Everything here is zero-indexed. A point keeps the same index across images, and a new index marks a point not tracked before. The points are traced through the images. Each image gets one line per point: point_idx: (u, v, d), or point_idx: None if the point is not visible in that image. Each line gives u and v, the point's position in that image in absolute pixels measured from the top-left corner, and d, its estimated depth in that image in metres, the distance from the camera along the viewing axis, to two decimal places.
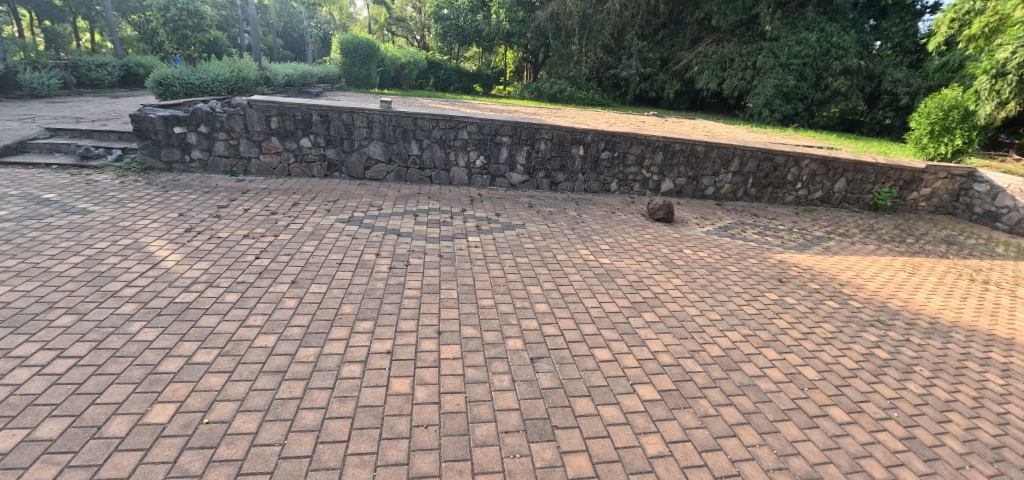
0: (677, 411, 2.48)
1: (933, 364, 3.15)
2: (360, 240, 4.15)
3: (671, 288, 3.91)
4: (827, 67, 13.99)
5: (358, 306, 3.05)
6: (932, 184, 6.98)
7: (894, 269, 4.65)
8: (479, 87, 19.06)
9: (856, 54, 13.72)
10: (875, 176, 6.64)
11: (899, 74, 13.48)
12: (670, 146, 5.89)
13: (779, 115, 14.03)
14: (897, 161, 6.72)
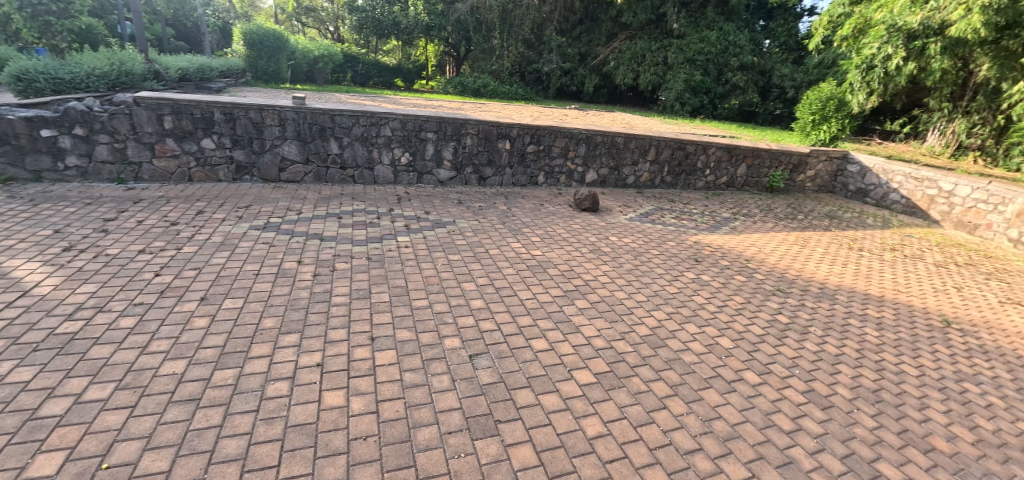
0: (613, 392, 2.60)
1: (822, 323, 3.60)
2: (279, 247, 3.83)
3: (601, 274, 4.06)
4: (726, 63, 15.50)
5: (281, 319, 2.79)
6: (815, 167, 7.97)
7: (788, 243, 5.23)
8: (400, 81, 18.84)
9: (750, 51, 15.25)
10: (770, 161, 7.44)
11: (785, 69, 15.10)
12: (592, 138, 6.12)
13: (688, 108, 15.43)
14: (787, 146, 7.61)
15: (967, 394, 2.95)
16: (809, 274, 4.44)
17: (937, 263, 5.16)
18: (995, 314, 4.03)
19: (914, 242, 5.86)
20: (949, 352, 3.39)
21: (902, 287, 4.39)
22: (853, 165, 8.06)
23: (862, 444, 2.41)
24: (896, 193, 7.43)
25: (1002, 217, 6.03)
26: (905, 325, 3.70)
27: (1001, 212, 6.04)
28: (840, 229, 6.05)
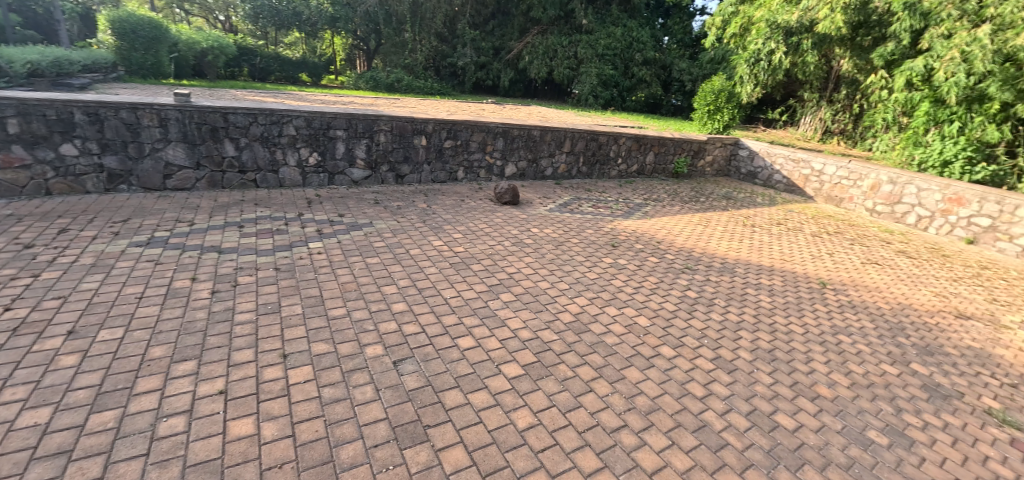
0: (541, 381, 2.58)
1: (725, 294, 3.93)
2: (167, 265, 3.30)
3: (524, 266, 4.06)
4: (631, 58, 16.44)
5: (174, 347, 2.38)
6: (712, 153, 8.75)
7: (693, 224, 5.65)
8: (308, 77, 16.82)
9: (651, 47, 16.42)
10: (674, 149, 8.04)
11: (683, 64, 16.46)
12: (509, 132, 6.15)
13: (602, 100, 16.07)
14: (687, 135, 8.29)
15: (841, 345, 3.40)
16: (712, 250, 4.83)
17: (813, 233, 5.91)
18: (858, 271, 4.76)
19: (794, 216, 6.66)
20: (825, 308, 3.90)
21: (787, 256, 4.97)
22: (743, 150, 8.97)
23: (763, 401, 2.67)
24: (779, 174, 8.40)
25: (860, 191, 7.17)
26: (791, 289, 4.17)
27: (859, 187, 7.17)
28: (735, 208, 6.69)
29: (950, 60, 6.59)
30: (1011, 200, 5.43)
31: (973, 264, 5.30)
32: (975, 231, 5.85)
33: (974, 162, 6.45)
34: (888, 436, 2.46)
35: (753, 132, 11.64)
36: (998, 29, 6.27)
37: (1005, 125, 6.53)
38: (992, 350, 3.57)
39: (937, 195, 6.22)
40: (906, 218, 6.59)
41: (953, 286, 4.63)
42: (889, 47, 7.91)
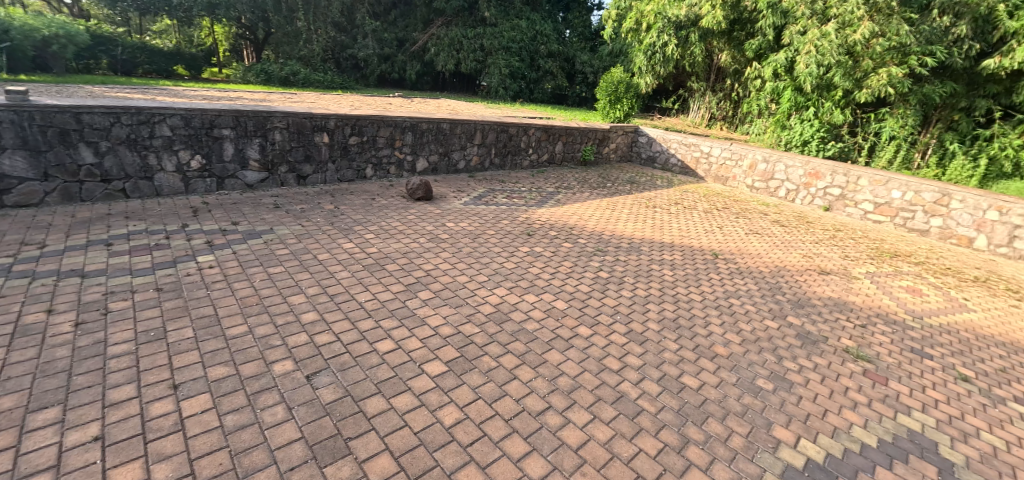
0: (465, 375, 2.55)
1: (633, 272, 4.21)
2: (9, 296, 2.63)
3: (441, 262, 3.98)
4: (536, 50, 16.94)
5: (26, 393, 1.91)
6: (615, 140, 9.30)
7: (602, 208, 5.97)
8: (183, 70, 14.84)
9: (554, 40, 17.09)
10: (581, 138, 8.43)
11: (585, 56, 17.28)
12: (417, 126, 5.98)
13: (512, 92, 16.44)
14: (592, 124, 8.72)
15: (733, 307, 3.84)
16: (619, 232, 5.13)
17: (706, 210, 6.56)
18: (742, 241, 5.39)
19: (689, 195, 7.34)
20: (717, 276, 4.36)
21: (685, 232, 5.47)
22: (642, 137, 9.68)
23: (671, 366, 2.91)
24: (674, 157, 9.17)
25: (741, 170, 8.18)
26: (689, 262, 4.58)
27: (741, 167, 8.17)
28: (638, 192, 7.20)
29: (806, 53, 7.55)
30: (856, 172, 6.74)
31: (829, 227, 6.35)
32: (829, 199, 7.14)
33: (824, 140, 8.07)
34: (773, 384, 2.86)
35: (650, 120, 12.60)
36: (840, 26, 7.14)
37: (843, 109, 8.02)
38: (845, 297, 4.29)
39: (800, 170, 7.42)
40: (778, 192, 7.73)
41: (814, 246, 5.50)
42: (756, 41, 9.04)
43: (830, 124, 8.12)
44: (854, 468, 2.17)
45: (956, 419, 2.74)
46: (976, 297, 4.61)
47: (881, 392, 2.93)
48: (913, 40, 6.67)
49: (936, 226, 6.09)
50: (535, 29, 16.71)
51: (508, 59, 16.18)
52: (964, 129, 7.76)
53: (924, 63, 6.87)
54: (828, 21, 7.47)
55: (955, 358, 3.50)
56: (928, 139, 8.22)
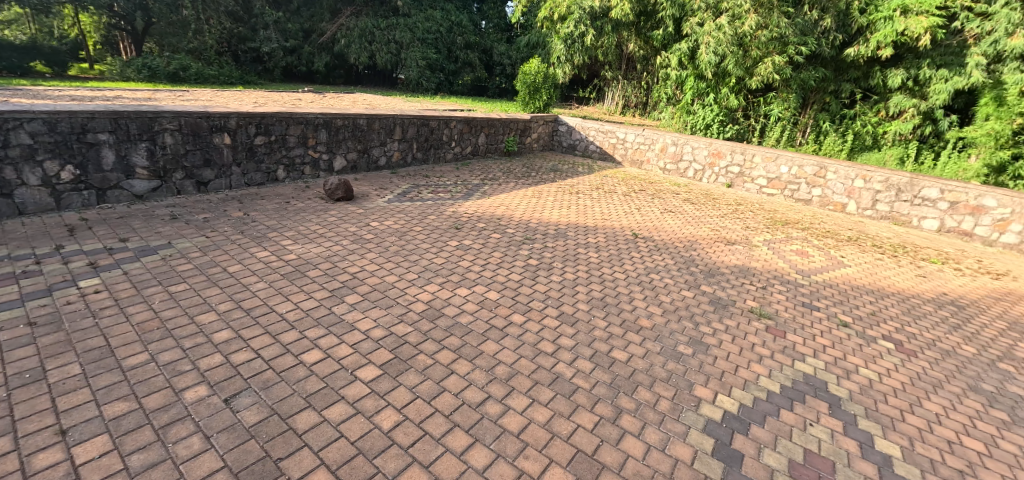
0: (401, 376, 2.48)
1: (561, 257, 4.36)
2: None
3: (367, 263, 3.82)
4: (453, 41, 16.70)
5: None
6: (537, 130, 9.53)
7: (528, 197, 6.10)
8: (41, 67, 12.60)
9: (471, 31, 16.95)
10: (503, 129, 8.53)
11: (502, 47, 17.33)
12: (331, 123, 5.66)
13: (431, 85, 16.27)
14: (513, 115, 8.84)
15: (653, 281, 4.13)
16: (546, 219, 5.28)
17: (624, 193, 6.93)
18: (658, 220, 5.78)
19: (608, 180, 7.71)
20: (638, 254, 4.65)
21: (606, 215, 5.74)
22: (562, 126, 9.99)
23: (601, 342, 3.07)
24: (593, 144, 9.59)
25: (654, 153, 8.77)
26: (612, 244, 4.83)
27: (653, 150, 8.74)
28: (562, 179, 7.43)
29: (706, 42, 8.08)
30: (751, 151, 7.57)
31: (732, 202, 7.03)
32: (731, 176, 7.93)
33: (722, 124, 8.95)
34: (693, 348, 3.13)
35: (570, 109, 13.04)
36: (731, 19, 7.73)
37: (737, 94, 8.81)
38: (748, 264, 4.77)
39: (705, 151, 8.14)
40: (687, 172, 8.40)
41: (719, 220, 6.05)
42: (661, 33, 9.57)
43: (727, 108, 8.85)
44: (762, 414, 2.48)
45: (840, 360, 3.21)
46: (850, 254, 5.36)
47: (781, 344, 3.33)
48: (790, 32, 7.59)
49: (816, 195, 7.07)
50: (450, 19, 16.42)
51: (425, 51, 15.80)
52: (834, 108, 8.94)
53: (799, 52, 7.85)
54: (720, 14, 8.02)
55: (836, 307, 4.08)
56: (808, 119, 9.31)
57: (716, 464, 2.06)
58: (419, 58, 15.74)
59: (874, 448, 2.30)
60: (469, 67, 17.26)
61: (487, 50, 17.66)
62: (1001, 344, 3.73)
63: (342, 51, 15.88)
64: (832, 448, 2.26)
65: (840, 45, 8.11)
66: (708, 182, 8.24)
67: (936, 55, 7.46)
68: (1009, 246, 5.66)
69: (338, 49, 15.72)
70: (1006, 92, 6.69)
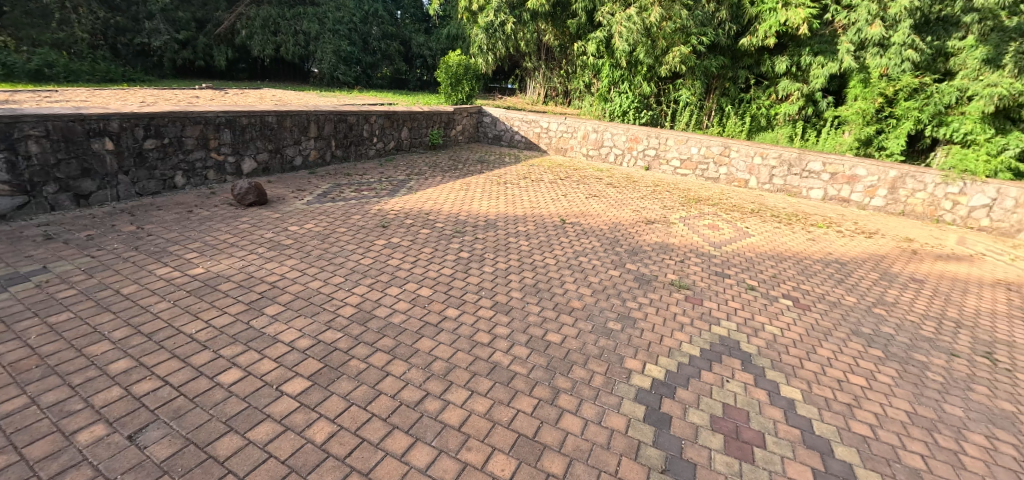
0: (333, 385, 2.32)
1: (493, 248, 4.40)
2: None
3: (287, 271, 3.55)
4: (368, 32, 16.00)
5: None
6: (461, 122, 9.47)
7: (456, 190, 6.10)
8: None
9: (386, 21, 16.36)
10: (426, 122, 8.40)
11: (420, 38, 16.89)
12: (235, 121, 5.21)
13: (348, 79, 15.43)
14: (436, 107, 8.69)
15: (581, 263, 4.31)
16: (475, 211, 5.31)
17: (551, 181, 7.15)
18: (583, 205, 6.04)
19: (535, 169, 7.91)
20: (566, 239, 4.83)
21: (534, 203, 5.89)
22: (487, 117, 10.02)
23: (535, 328, 3.13)
24: (518, 134, 9.72)
25: (576, 141, 9.11)
26: (542, 231, 4.97)
27: (576, 138, 9.09)
28: (489, 171, 7.47)
29: (618, 34, 8.52)
30: (665, 135, 8.19)
31: (651, 183, 7.54)
32: (648, 160, 8.52)
33: (638, 110, 9.63)
34: (622, 323, 3.31)
35: (494, 100, 13.12)
36: (639, 10, 8.20)
37: (649, 81, 9.44)
38: (667, 241, 5.13)
39: (623, 137, 8.64)
40: (608, 157, 8.87)
41: (639, 201, 6.44)
42: (575, 22, 10.12)
43: (641, 95, 9.53)
44: (686, 378, 2.70)
45: (749, 320, 3.57)
46: (754, 224, 5.96)
47: (699, 311, 3.64)
48: (691, 23, 8.13)
49: (723, 174, 7.89)
50: (363, 9, 15.78)
51: (338, 41, 14.93)
52: (732, 92, 9.65)
53: (700, 41, 8.45)
54: (628, 6, 8.52)
55: (744, 273, 4.52)
56: (712, 104, 9.97)
57: (648, 429, 2.21)
58: (329, 48, 14.67)
59: (779, 395, 2.62)
60: (388, 60, 16.76)
61: (405, 41, 17.15)
62: (874, 292, 4.38)
63: (243, 43, 14.47)
64: (746, 400, 2.54)
65: (735, 35, 8.82)
66: (628, 166, 8.76)
67: (814, 44, 8.26)
68: (876, 209, 6.89)
69: (239, 42, 14.33)
70: (871, 75, 7.91)
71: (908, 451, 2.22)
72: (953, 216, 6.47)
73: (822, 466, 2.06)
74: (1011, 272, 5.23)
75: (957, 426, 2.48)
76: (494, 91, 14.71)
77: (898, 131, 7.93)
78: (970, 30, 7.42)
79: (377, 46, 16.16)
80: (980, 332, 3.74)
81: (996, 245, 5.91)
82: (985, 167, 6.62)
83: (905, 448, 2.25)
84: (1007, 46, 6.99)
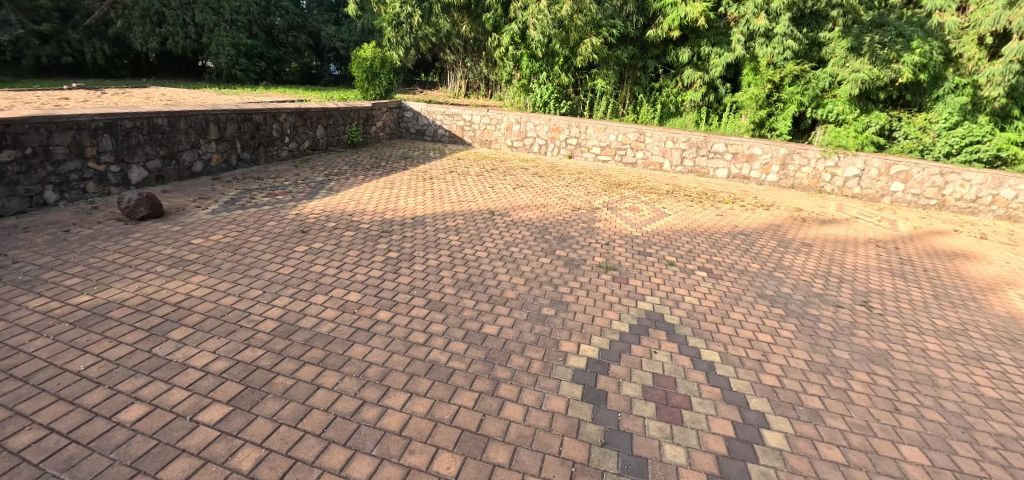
0: (257, 407, 2.07)
1: (422, 246, 4.32)
2: None
3: (192, 288, 3.13)
4: (271, 24, 14.83)
5: None
6: (381, 118, 9.17)
7: (379, 188, 5.92)
8: None
9: (291, 12, 15.22)
10: (343, 119, 8.02)
11: (331, 30, 15.90)
12: (119, 124, 4.57)
13: (252, 75, 14.20)
14: (352, 104, 8.31)
15: (512, 253, 4.39)
16: (403, 209, 5.23)
17: (477, 174, 7.15)
18: (511, 196, 6.15)
19: (461, 163, 7.87)
20: (496, 231, 4.89)
21: (462, 196, 5.92)
22: (408, 112, 9.78)
23: (471, 321, 3.09)
24: (441, 128, 9.60)
25: (500, 133, 9.21)
26: (471, 224, 5.00)
27: (500, 130, 9.19)
28: (414, 167, 7.32)
29: (533, 25, 8.85)
30: (584, 124, 8.55)
31: (574, 171, 7.87)
32: (570, 148, 8.86)
33: (558, 100, 9.91)
34: (555, 308, 3.41)
35: (414, 94, 12.83)
36: (551, 3, 8.55)
37: (566, 72, 9.79)
38: (592, 225, 5.38)
39: (546, 127, 8.87)
40: (533, 147, 9.08)
41: (565, 189, 6.69)
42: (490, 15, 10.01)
43: (559, 85, 9.78)
44: (618, 354, 2.86)
45: (671, 293, 3.87)
46: (669, 205, 6.43)
47: (625, 290, 3.87)
48: (599, 14, 8.54)
49: (639, 158, 8.41)
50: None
51: (238, 33, 13.53)
52: (644, 81, 10.22)
53: (610, 33, 8.91)
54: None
55: (663, 250, 4.87)
56: (626, 92, 10.35)
57: (587, 407, 2.31)
58: (226, 40, 13.18)
59: (700, 359, 2.88)
60: (296, 53, 15.83)
61: (313, 33, 16.18)
62: (773, 257, 4.93)
63: (120, 35, 12.95)
64: (672, 367, 2.75)
65: (642, 26, 9.42)
66: (552, 155, 9.05)
67: (711, 35, 8.99)
68: (772, 184, 7.80)
69: (115, 34, 12.76)
70: (761, 64, 8.74)
71: (808, 394, 2.57)
72: (832, 186, 7.53)
73: (740, 418, 2.32)
74: (878, 230, 6.14)
75: (844, 367, 2.90)
76: (413, 84, 14.31)
77: (786, 113, 8.91)
78: (837, 22, 8.43)
79: (284, 39, 15.24)
80: (857, 284, 4.37)
81: (866, 209, 6.92)
82: (855, 143, 7.73)
83: (805, 392, 2.60)
84: (864, 36, 8.11)
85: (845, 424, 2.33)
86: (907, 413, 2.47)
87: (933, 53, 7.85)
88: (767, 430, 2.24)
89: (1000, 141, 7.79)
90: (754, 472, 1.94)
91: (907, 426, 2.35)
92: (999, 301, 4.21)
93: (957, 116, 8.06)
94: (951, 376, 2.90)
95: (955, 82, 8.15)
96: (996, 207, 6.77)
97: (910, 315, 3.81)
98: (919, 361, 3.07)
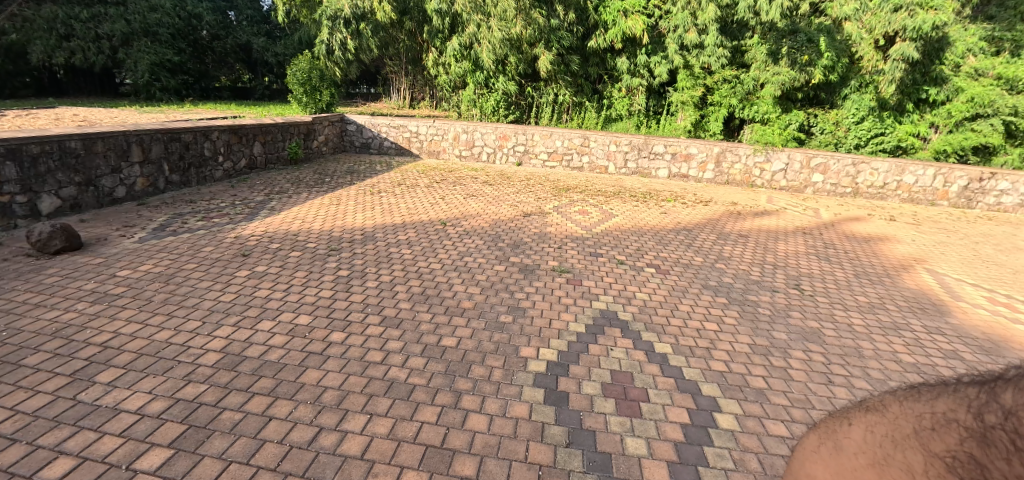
0: (203, 446, 1.97)
1: (374, 261, 4.24)
2: None
3: (123, 324, 2.91)
4: (198, 38, 13.84)
5: None
6: (322, 132, 8.88)
7: (326, 205, 5.76)
8: None
9: (221, 25, 14.21)
10: (282, 135, 7.73)
11: (262, 41, 14.91)
12: (24, 148, 4.15)
13: (177, 90, 13.25)
14: (291, 118, 7.99)
15: (467, 263, 4.40)
16: (351, 225, 5.11)
17: (426, 185, 7.12)
18: (462, 205, 6.22)
19: (409, 174, 7.80)
20: (448, 242, 4.89)
21: (413, 209, 5.87)
22: (351, 125, 9.52)
23: (430, 335, 3.08)
24: (387, 140, 9.45)
25: (448, 143, 9.24)
26: (423, 236, 4.99)
27: (447, 140, 9.22)
28: (360, 181, 7.17)
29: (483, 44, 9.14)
30: (530, 131, 8.74)
31: (523, 178, 8.06)
32: (518, 155, 9.05)
33: (505, 108, 10.22)
34: (512, 315, 3.47)
35: (356, 107, 12.57)
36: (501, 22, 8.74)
37: (513, 80, 10.02)
38: (543, 230, 5.53)
39: (493, 136, 9.01)
40: (481, 156, 9.18)
41: (515, 196, 6.84)
42: (432, 27, 9.90)
43: (507, 94, 10.06)
44: (577, 354, 2.95)
45: (623, 291, 4.05)
46: (617, 206, 6.73)
47: (579, 291, 3.99)
48: (552, 27, 9.03)
49: (586, 162, 8.74)
50: (187, 9, 13.29)
51: (160, 50, 12.54)
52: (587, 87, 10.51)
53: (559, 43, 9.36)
54: (483, 15, 8.91)
55: (613, 250, 5.08)
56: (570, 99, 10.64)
57: (550, 409, 2.38)
58: (148, 58, 12.28)
59: (654, 352, 3.04)
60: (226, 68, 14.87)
61: (245, 46, 14.84)
62: (714, 250, 5.26)
63: (18, 49, 11.72)
64: (629, 363, 2.89)
65: (581, 36, 9.78)
66: (500, 162, 9.19)
67: (647, 45, 9.55)
68: (708, 180, 8.37)
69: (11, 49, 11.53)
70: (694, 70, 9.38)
71: (753, 376, 2.79)
72: (762, 181, 8.18)
73: (694, 404, 2.49)
74: (805, 219, 6.71)
75: (783, 348, 3.17)
76: (355, 96, 14.29)
77: (716, 114, 9.68)
78: (755, 31, 9.11)
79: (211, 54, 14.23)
80: (789, 270, 4.77)
81: (792, 200, 7.56)
82: (779, 139, 7.93)
83: (751, 374, 2.82)
84: (780, 43, 8.83)
85: (787, 399, 2.56)
86: (840, 384, 2.75)
87: (838, 56, 8.80)
88: (719, 414, 2.41)
89: (900, 133, 9.11)
90: (709, 456, 2.09)
91: (840, 395, 2.63)
92: (911, 278, 4.68)
93: (863, 113, 9.02)
94: (874, 347, 3.25)
95: (860, 80, 9.07)
96: (902, 191, 7.63)
97: (837, 294, 4.21)
98: (847, 336, 3.41)
